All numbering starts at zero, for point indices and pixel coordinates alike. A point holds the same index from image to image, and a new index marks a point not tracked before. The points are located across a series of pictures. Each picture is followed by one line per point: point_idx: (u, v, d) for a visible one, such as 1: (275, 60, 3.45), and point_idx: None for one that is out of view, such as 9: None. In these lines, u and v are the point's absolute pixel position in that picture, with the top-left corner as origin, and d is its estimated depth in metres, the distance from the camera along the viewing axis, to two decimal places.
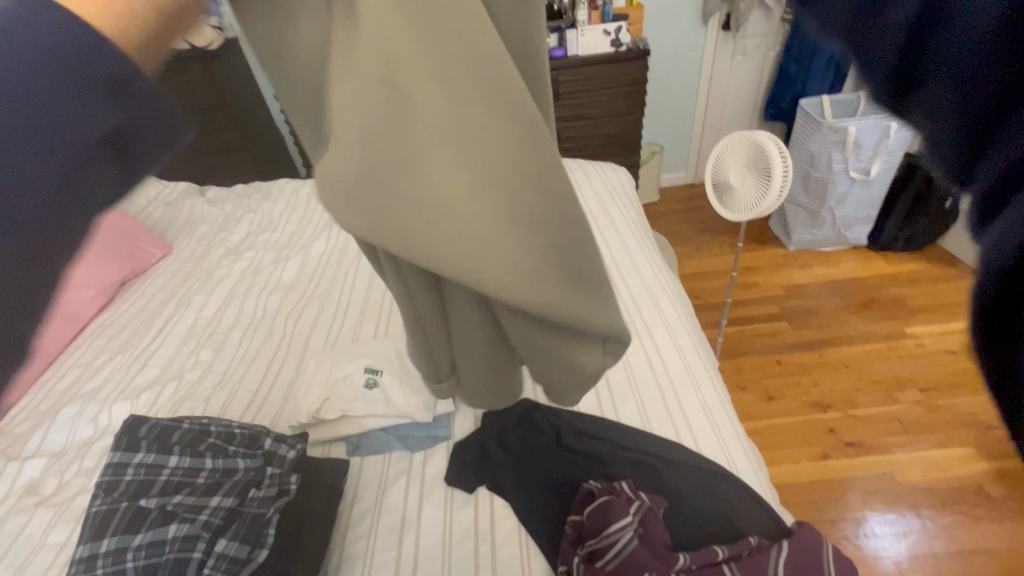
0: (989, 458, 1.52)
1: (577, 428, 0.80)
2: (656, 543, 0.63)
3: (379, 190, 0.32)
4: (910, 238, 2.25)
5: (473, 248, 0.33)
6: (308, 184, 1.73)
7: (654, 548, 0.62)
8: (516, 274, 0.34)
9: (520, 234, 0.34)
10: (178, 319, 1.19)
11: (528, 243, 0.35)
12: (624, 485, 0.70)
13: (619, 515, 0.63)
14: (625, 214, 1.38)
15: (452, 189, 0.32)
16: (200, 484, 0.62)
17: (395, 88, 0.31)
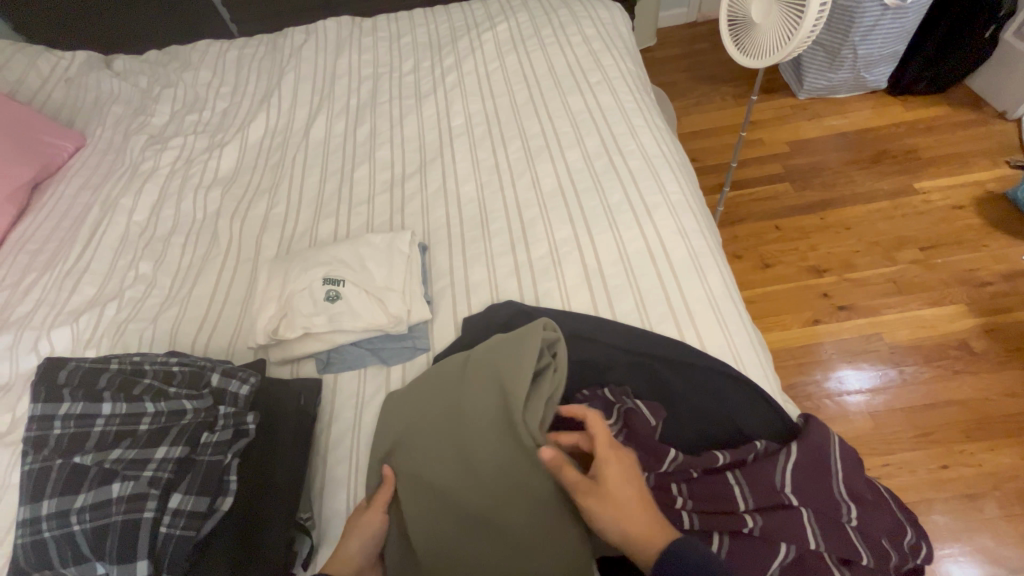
0: (977, 314, 1.53)
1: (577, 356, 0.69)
2: (650, 445, 0.58)
3: (434, 383, 0.65)
4: (935, 79, 2.02)
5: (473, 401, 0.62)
6: (236, 45, 1.44)
7: (647, 455, 0.58)
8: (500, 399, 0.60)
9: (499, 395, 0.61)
10: (108, 226, 1.03)
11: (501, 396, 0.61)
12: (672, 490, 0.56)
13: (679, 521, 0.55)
14: (621, 65, 1.15)
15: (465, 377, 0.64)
16: (142, 434, 0.54)
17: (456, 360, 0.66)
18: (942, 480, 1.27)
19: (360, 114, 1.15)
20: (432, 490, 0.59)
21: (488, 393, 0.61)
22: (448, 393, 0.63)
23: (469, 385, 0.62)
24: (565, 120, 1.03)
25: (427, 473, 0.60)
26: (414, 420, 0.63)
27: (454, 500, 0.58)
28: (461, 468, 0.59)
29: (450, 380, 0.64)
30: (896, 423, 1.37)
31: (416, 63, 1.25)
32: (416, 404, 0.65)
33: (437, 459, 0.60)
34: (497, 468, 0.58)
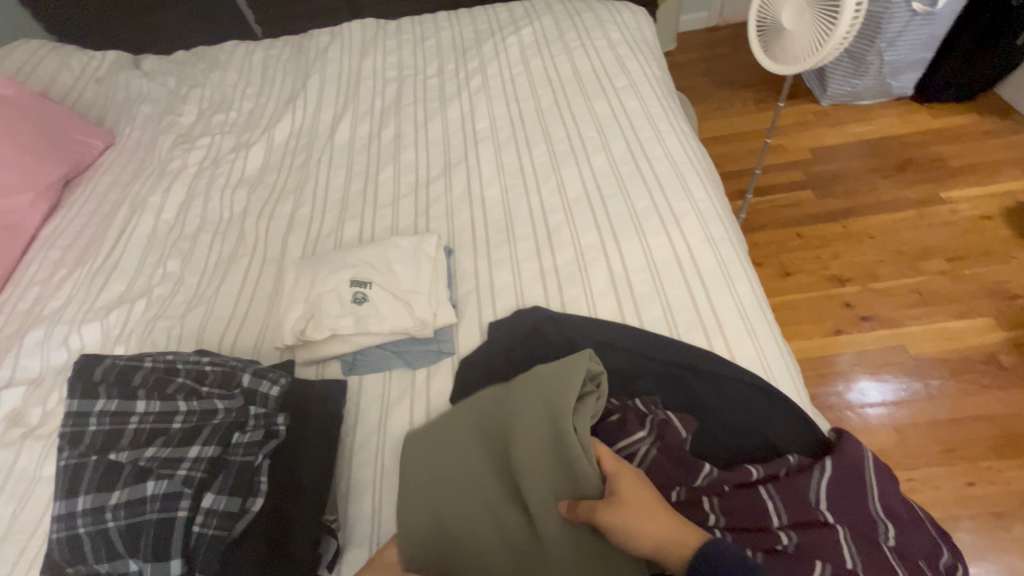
0: (1006, 327, 1.49)
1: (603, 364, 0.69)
2: (684, 455, 0.58)
3: (467, 413, 0.65)
4: (963, 86, 1.98)
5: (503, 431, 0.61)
6: (262, 46, 1.45)
7: (681, 466, 0.57)
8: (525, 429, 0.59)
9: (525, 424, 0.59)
10: (136, 224, 1.04)
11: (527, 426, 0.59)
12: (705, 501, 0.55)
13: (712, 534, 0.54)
14: (647, 69, 1.15)
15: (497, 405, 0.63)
16: (175, 433, 0.55)
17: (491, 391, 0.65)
18: (968, 498, 1.24)
19: (384, 117, 1.16)
20: (457, 516, 0.59)
21: (517, 419, 0.60)
22: (481, 421, 0.64)
23: (514, 410, 0.61)
24: (590, 125, 1.03)
25: (470, 495, 0.60)
26: (446, 447, 0.63)
27: (480, 526, 0.58)
28: (487, 495, 0.59)
29: (482, 409, 0.64)
30: (921, 437, 1.34)
31: (440, 66, 1.25)
32: (447, 433, 0.64)
33: (480, 482, 0.60)
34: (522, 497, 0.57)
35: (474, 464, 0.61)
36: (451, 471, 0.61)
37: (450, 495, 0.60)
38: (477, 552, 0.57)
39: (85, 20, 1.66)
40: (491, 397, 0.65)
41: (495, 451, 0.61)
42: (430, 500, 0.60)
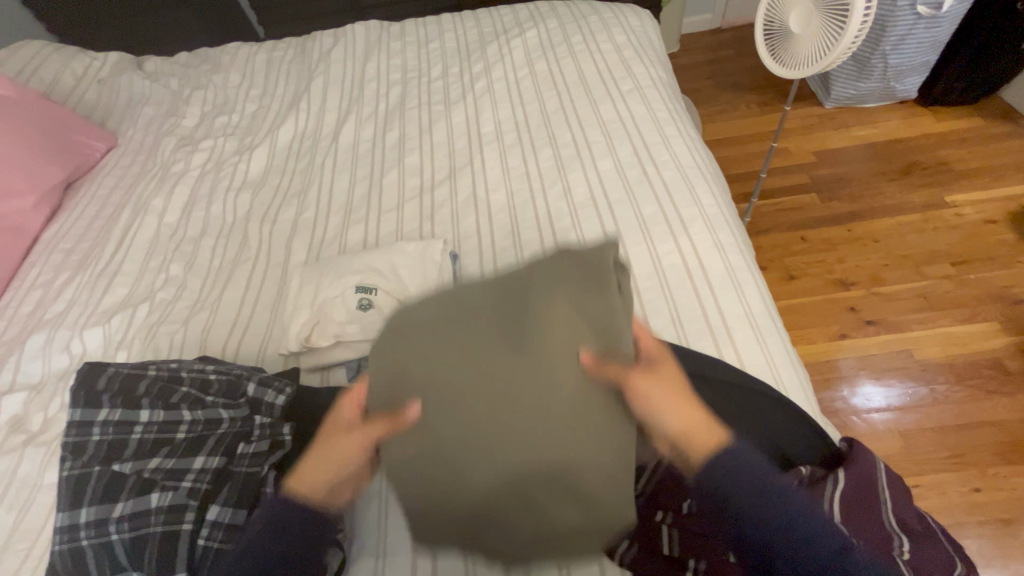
0: (1012, 332, 1.48)
1: None
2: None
3: (476, 291, 0.53)
4: (968, 89, 1.97)
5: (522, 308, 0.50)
6: (265, 48, 1.45)
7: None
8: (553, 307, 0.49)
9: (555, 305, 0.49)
10: (139, 227, 1.03)
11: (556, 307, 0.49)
12: None
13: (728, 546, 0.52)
14: (653, 73, 1.14)
15: (517, 282, 0.52)
16: (180, 443, 0.54)
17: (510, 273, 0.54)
18: (975, 504, 1.23)
19: (388, 120, 1.15)
20: (442, 393, 0.48)
21: (542, 296, 0.50)
22: (493, 298, 0.52)
23: (539, 290, 0.50)
24: (596, 129, 1.02)
25: (462, 373, 0.48)
26: (445, 320, 0.51)
27: (467, 408, 0.47)
28: (484, 371, 0.47)
29: (498, 288, 0.53)
30: (927, 443, 1.33)
31: (444, 69, 1.24)
32: (447, 308, 0.52)
33: (479, 355, 0.48)
34: (530, 382, 0.47)
35: (478, 336, 0.49)
36: (445, 347, 0.49)
37: (440, 369, 0.48)
38: (456, 433, 0.46)
39: (87, 20, 1.66)
40: (510, 276, 0.53)
41: (505, 326, 0.50)
42: (414, 374, 0.49)
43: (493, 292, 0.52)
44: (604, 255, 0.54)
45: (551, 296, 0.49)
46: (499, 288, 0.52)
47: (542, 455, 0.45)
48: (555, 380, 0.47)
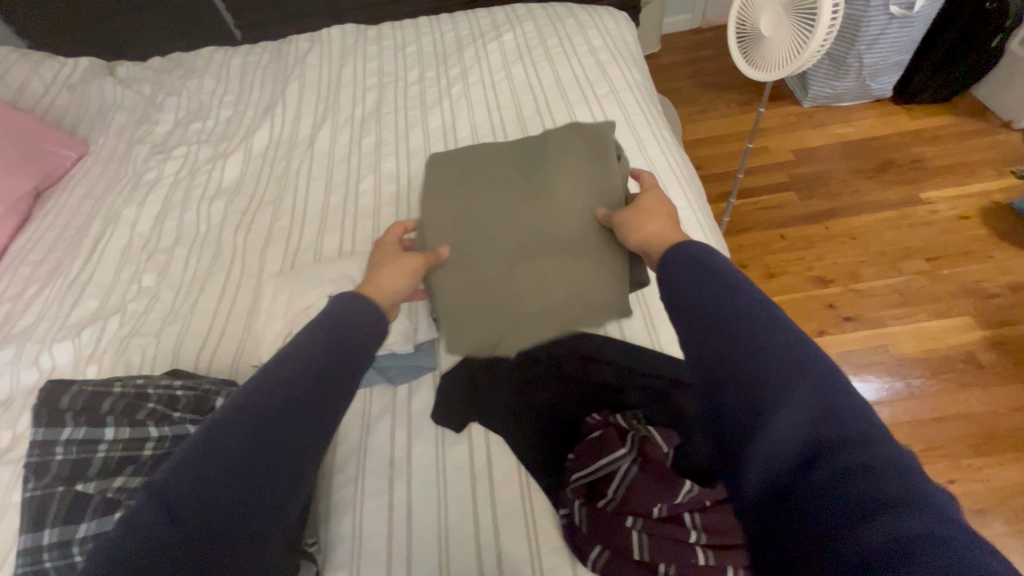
0: (984, 326, 1.52)
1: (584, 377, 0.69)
2: (667, 473, 0.56)
3: (506, 158, 0.83)
4: (940, 88, 2.01)
5: (534, 170, 0.80)
6: (240, 53, 1.43)
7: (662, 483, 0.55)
8: (557, 170, 0.78)
9: (557, 169, 0.78)
10: (110, 237, 1.02)
11: (558, 168, 0.78)
12: (688, 519, 0.55)
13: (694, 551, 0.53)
14: (629, 76, 1.15)
15: (529, 151, 0.82)
16: (146, 460, 0.53)
17: (529, 148, 0.83)
18: None
19: (364, 125, 1.14)
20: (485, 223, 0.77)
21: (550, 161, 0.79)
22: (517, 160, 0.82)
23: (547, 160, 0.80)
24: None
25: (498, 209, 0.77)
26: (486, 178, 0.80)
27: (501, 230, 0.76)
28: (510, 205, 0.77)
29: (520, 159, 0.82)
30: (903, 436, 1.36)
31: (421, 73, 1.24)
32: (487, 174, 0.81)
33: (508, 199, 0.78)
34: (541, 214, 0.76)
35: (506, 188, 0.79)
36: (487, 198, 0.78)
37: (484, 212, 0.77)
38: (491, 244, 0.75)
39: (56, 25, 1.62)
40: (527, 148, 0.83)
41: (526, 184, 0.78)
42: (464, 216, 0.78)
43: (516, 158, 0.83)
44: (597, 142, 0.80)
45: (556, 156, 0.79)
46: (519, 154, 0.83)
47: (548, 252, 0.74)
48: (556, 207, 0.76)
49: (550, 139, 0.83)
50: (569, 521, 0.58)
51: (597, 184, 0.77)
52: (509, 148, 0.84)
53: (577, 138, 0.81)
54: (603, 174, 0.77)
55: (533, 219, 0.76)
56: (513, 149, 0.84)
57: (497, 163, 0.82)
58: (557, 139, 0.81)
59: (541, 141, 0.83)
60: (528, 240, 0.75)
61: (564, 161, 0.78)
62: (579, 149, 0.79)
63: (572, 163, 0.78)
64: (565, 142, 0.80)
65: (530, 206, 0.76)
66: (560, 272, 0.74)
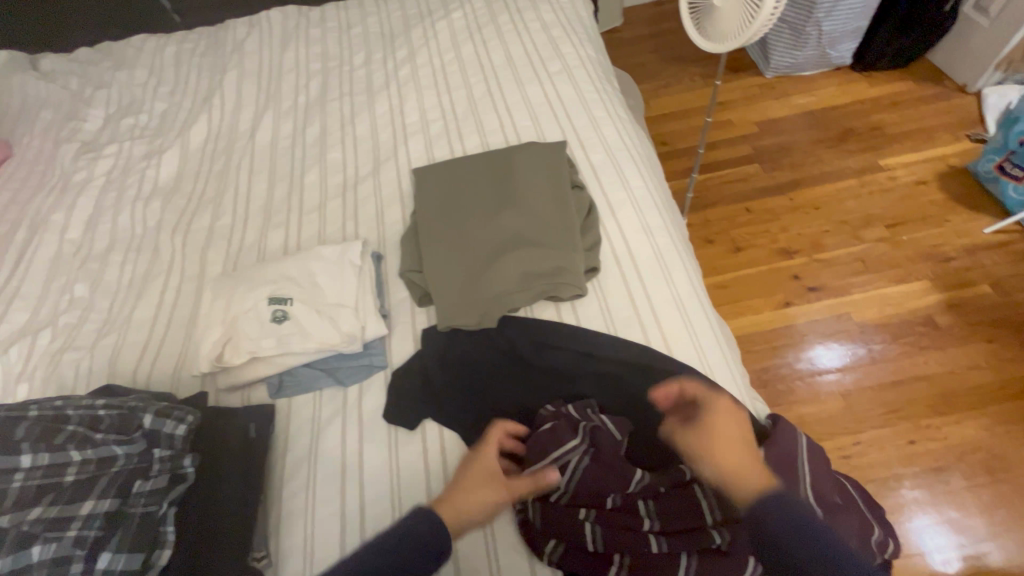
0: (941, 288, 1.55)
1: (538, 367, 0.67)
2: (618, 469, 0.56)
3: (472, 165, 0.86)
4: (898, 53, 2.03)
5: (501, 173, 0.84)
6: (174, 40, 1.34)
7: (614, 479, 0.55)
8: (522, 173, 0.83)
9: (522, 171, 0.83)
10: (38, 246, 0.95)
11: (523, 171, 0.83)
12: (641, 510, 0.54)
13: (647, 542, 0.52)
14: (582, 52, 1.11)
15: (494, 157, 0.86)
16: (67, 487, 0.49)
17: (493, 155, 0.87)
18: (910, 456, 1.30)
19: (308, 113, 1.09)
20: (455, 225, 0.79)
21: (517, 163, 0.84)
22: (483, 167, 0.86)
23: (512, 165, 0.84)
24: (524, 112, 0.99)
25: (468, 212, 0.80)
26: (455, 186, 0.84)
27: (471, 229, 0.78)
28: (480, 206, 0.80)
29: (486, 165, 0.86)
30: (866, 400, 1.39)
31: (367, 56, 1.18)
32: (456, 183, 0.85)
33: (478, 202, 0.81)
34: (510, 210, 0.78)
35: (475, 193, 0.82)
36: (458, 203, 0.82)
37: (454, 215, 0.80)
38: (462, 241, 0.77)
39: None
40: (492, 155, 0.87)
41: (494, 187, 0.82)
42: (436, 220, 0.80)
43: (482, 164, 0.86)
44: (557, 148, 0.86)
45: (521, 162, 0.84)
46: (485, 161, 0.87)
47: (519, 243, 0.75)
48: (525, 202, 0.79)
49: (513, 148, 0.88)
50: (524, 518, 0.57)
51: (561, 182, 0.81)
52: (475, 158, 0.88)
53: (539, 146, 0.87)
54: (565, 174, 0.82)
55: (501, 215, 0.78)
56: (478, 158, 0.88)
57: (465, 171, 0.86)
58: (521, 148, 0.87)
59: (504, 150, 0.88)
60: (499, 234, 0.77)
61: (529, 164, 0.84)
62: (540, 154, 0.85)
63: (536, 166, 0.84)
64: (528, 150, 0.86)
65: (499, 205, 0.79)
66: (532, 259, 0.73)
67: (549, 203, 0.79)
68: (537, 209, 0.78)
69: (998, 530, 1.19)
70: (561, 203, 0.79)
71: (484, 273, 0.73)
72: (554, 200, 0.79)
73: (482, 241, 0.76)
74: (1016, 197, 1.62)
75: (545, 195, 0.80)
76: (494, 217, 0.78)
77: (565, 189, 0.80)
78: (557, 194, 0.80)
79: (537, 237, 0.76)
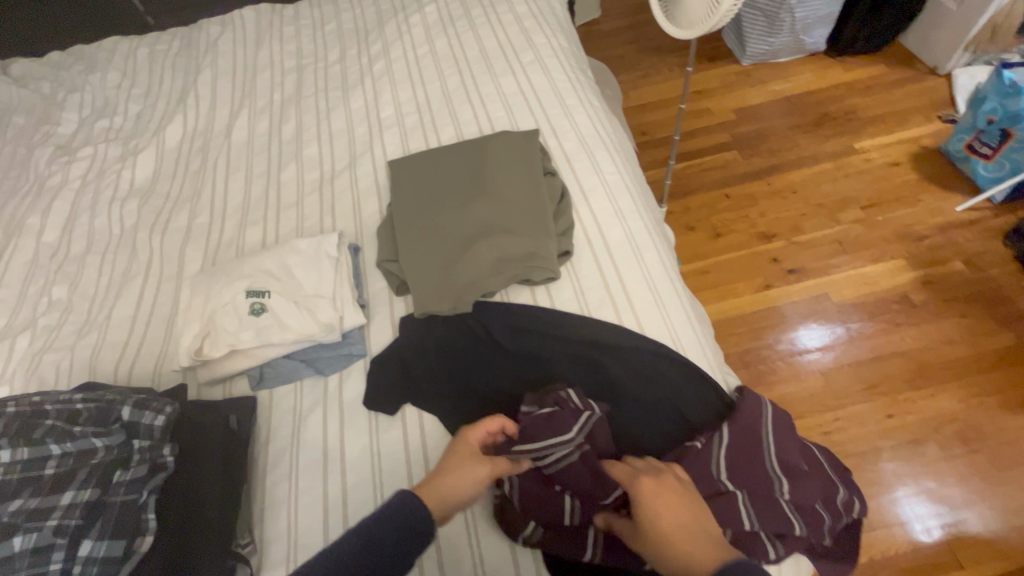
0: (915, 267, 1.59)
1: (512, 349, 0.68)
2: (597, 461, 0.55)
3: (446, 155, 0.88)
4: (871, 38, 2.06)
5: (474, 163, 0.85)
6: (147, 41, 1.34)
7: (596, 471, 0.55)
8: (495, 162, 0.84)
9: (495, 160, 0.84)
10: (14, 250, 0.95)
11: (496, 159, 0.84)
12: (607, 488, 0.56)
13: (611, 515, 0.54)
14: (555, 43, 1.12)
15: (468, 147, 0.88)
16: (48, 479, 0.50)
17: (467, 145, 0.88)
18: (888, 429, 1.33)
19: (284, 110, 1.09)
20: (430, 214, 0.80)
21: (490, 152, 0.85)
22: (457, 156, 0.87)
23: (485, 154, 0.85)
24: (497, 103, 1.00)
25: (442, 201, 0.81)
26: (430, 176, 0.85)
27: (445, 217, 0.79)
28: (454, 195, 0.81)
29: (460, 155, 0.87)
30: (845, 377, 1.42)
31: (341, 52, 1.18)
32: (431, 173, 0.86)
33: (452, 191, 0.82)
34: (483, 198, 0.80)
35: (449, 183, 0.84)
36: (432, 194, 0.83)
37: (429, 205, 0.81)
38: (436, 230, 0.78)
39: None
40: (466, 145, 0.88)
41: (467, 176, 0.83)
42: (411, 211, 0.81)
43: (456, 154, 0.87)
44: (529, 137, 0.87)
45: (494, 151, 0.86)
46: (459, 150, 0.88)
47: (492, 229, 0.76)
48: (498, 190, 0.80)
49: (486, 137, 0.89)
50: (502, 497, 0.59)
51: (534, 170, 0.82)
52: (449, 148, 0.89)
53: (511, 134, 0.88)
54: (537, 162, 0.83)
55: (475, 203, 0.79)
56: (452, 147, 0.89)
57: (439, 161, 0.87)
58: (493, 137, 0.88)
59: (477, 140, 0.89)
60: (473, 222, 0.78)
61: (502, 153, 0.85)
62: (513, 142, 0.86)
63: (509, 154, 0.85)
64: (500, 139, 0.87)
65: (472, 193, 0.81)
66: (505, 245, 0.75)
67: (522, 190, 0.80)
68: (510, 196, 0.80)
69: (974, 498, 1.23)
70: (534, 190, 0.80)
71: (459, 260, 0.74)
72: (527, 188, 0.80)
73: (456, 229, 0.78)
74: (988, 175, 1.66)
75: (518, 182, 0.81)
76: (468, 205, 0.79)
77: (537, 177, 0.81)
78: (530, 182, 0.81)
79: (510, 224, 0.77)
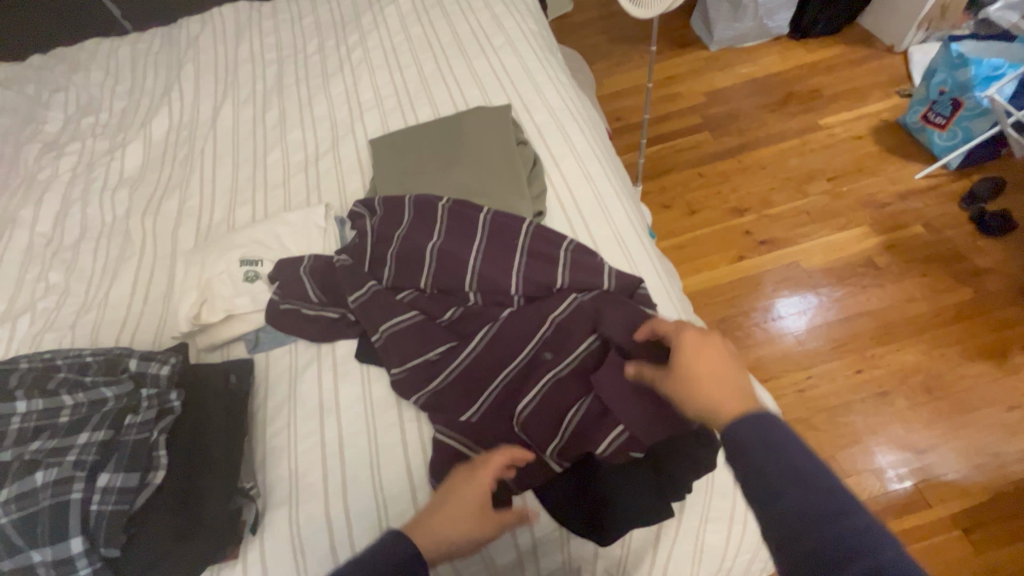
0: (879, 233, 1.67)
1: None
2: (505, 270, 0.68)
3: (425, 130, 0.93)
4: (831, 20, 2.14)
5: (453, 136, 0.90)
6: (128, 41, 1.37)
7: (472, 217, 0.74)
8: (473, 133, 0.90)
9: (473, 132, 0.90)
10: (8, 241, 0.98)
11: (474, 131, 0.90)
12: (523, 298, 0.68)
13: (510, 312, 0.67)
14: (525, 26, 1.18)
15: (445, 122, 0.93)
16: (63, 424, 0.55)
17: (444, 120, 0.93)
18: (856, 383, 1.40)
19: (267, 99, 1.13)
20: (412, 184, 0.85)
21: (468, 126, 0.91)
22: (436, 131, 0.92)
23: (463, 128, 0.91)
24: (472, 83, 1.05)
25: (423, 171, 0.86)
26: (411, 150, 0.90)
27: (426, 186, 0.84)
28: (435, 166, 0.87)
29: (439, 129, 0.92)
30: (817, 338, 1.49)
31: (321, 43, 1.23)
32: (411, 147, 0.91)
33: (433, 162, 0.87)
34: (462, 167, 0.85)
35: (429, 155, 0.89)
36: (414, 166, 0.88)
37: (411, 176, 0.86)
38: None
39: None
40: (443, 120, 0.93)
41: (447, 149, 0.89)
42: (394, 182, 0.86)
43: (437, 128, 0.93)
44: (503, 111, 0.92)
45: (471, 124, 0.91)
46: (437, 126, 0.93)
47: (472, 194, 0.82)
48: (477, 159, 0.86)
49: (463, 113, 0.94)
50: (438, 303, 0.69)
51: (510, 140, 0.88)
52: (428, 122, 0.95)
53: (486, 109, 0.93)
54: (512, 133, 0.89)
55: (455, 171, 0.85)
56: (430, 123, 0.94)
57: (420, 135, 0.92)
58: (469, 112, 0.93)
59: (455, 115, 0.94)
60: (452, 188, 0.83)
61: (479, 126, 0.90)
62: (489, 116, 0.92)
63: (485, 126, 0.90)
64: (478, 113, 0.93)
65: (453, 163, 0.86)
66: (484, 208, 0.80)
67: (499, 158, 0.86)
68: (488, 164, 0.85)
69: (939, 442, 1.30)
70: (510, 158, 0.85)
71: None
72: (505, 157, 0.86)
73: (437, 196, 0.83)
74: (943, 143, 1.74)
75: (495, 151, 0.87)
76: (448, 174, 0.85)
77: (512, 147, 0.87)
78: (505, 151, 0.86)
79: (489, 188, 0.82)
